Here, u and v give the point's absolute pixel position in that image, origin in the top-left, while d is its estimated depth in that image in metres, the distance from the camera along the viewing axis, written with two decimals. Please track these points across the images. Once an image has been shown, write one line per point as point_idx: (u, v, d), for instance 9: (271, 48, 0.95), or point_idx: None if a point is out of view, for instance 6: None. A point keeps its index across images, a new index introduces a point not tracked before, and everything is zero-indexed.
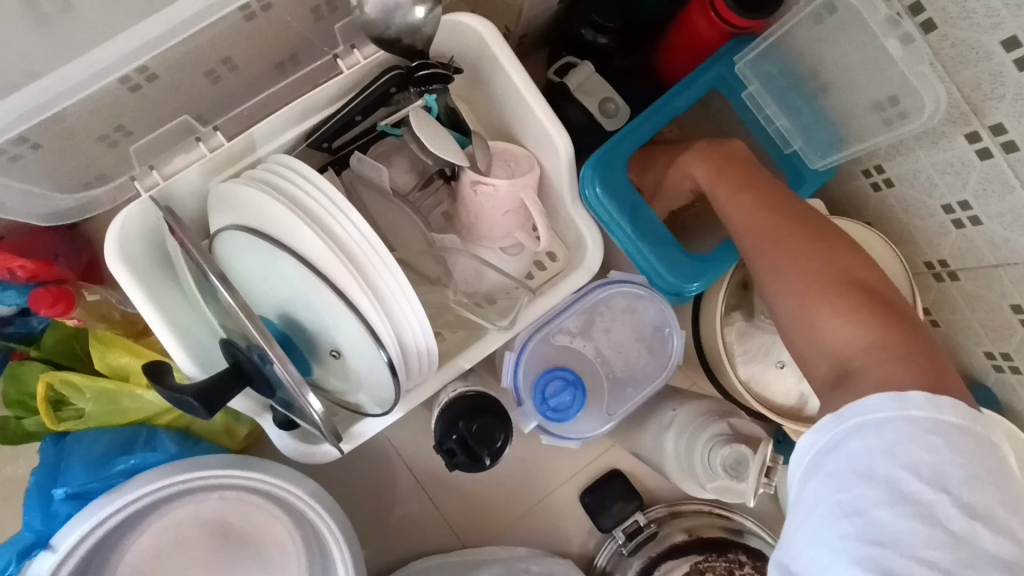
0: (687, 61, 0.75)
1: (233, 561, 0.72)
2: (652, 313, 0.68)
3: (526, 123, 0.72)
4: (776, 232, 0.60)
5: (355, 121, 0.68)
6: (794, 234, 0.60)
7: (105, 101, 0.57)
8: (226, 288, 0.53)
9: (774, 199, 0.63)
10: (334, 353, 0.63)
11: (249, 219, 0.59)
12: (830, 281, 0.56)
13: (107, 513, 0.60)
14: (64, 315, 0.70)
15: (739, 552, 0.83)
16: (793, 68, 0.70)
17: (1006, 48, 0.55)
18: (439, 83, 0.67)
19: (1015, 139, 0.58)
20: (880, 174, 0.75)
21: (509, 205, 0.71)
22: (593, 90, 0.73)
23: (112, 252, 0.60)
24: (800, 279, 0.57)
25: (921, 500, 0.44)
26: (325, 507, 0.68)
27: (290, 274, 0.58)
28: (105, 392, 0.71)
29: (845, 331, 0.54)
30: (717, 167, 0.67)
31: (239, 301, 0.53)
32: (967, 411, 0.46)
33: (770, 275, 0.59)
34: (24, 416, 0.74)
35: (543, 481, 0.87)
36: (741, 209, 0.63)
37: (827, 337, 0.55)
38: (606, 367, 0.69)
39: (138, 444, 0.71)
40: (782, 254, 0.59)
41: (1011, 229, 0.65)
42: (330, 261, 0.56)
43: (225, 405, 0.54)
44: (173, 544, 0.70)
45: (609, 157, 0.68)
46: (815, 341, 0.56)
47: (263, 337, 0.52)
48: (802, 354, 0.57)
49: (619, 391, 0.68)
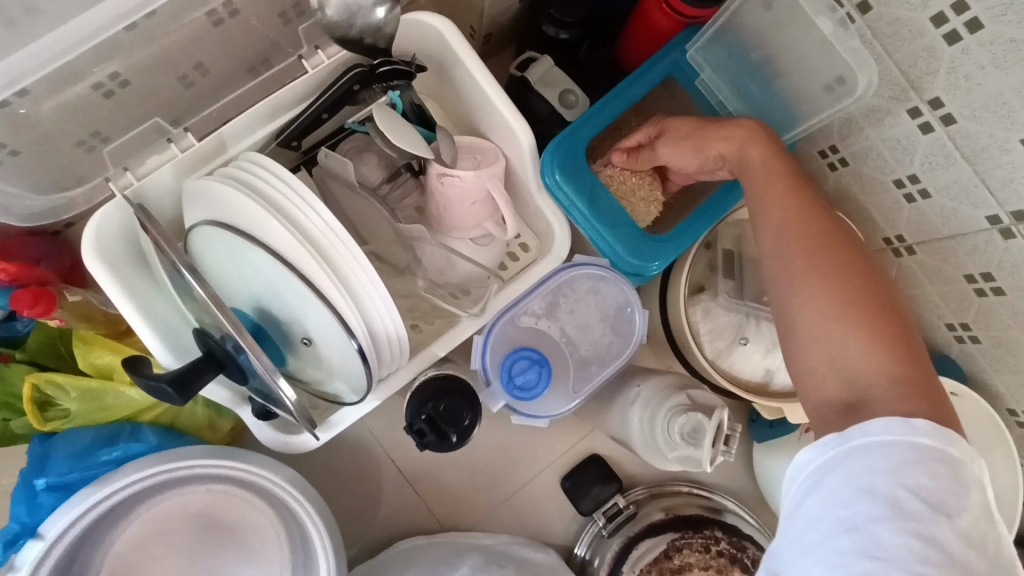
0: (645, 50, 0.78)
1: (216, 548, 0.74)
2: (616, 294, 0.70)
3: (489, 116, 0.74)
4: (817, 247, 0.58)
5: (321, 119, 0.71)
6: (822, 246, 0.58)
7: (78, 105, 0.60)
8: (198, 281, 0.55)
9: (801, 204, 0.61)
10: (306, 341, 0.65)
11: (218, 213, 0.61)
12: (867, 308, 0.54)
13: (94, 501, 0.62)
14: (45, 315, 0.70)
15: (715, 529, 0.86)
16: (744, 54, 0.72)
17: (935, 24, 0.57)
18: (401, 79, 0.69)
19: (952, 112, 0.61)
20: (835, 154, 0.78)
21: (476, 196, 0.73)
22: (554, 81, 0.76)
23: (90, 245, 0.63)
24: (828, 292, 0.55)
25: (922, 523, 0.46)
26: (306, 494, 0.70)
27: (260, 265, 0.60)
28: (89, 391, 0.73)
29: (860, 351, 0.53)
30: (755, 161, 0.63)
31: (211, 294, 0.55)
32: (967, 447, 0.49)
33: (789, 285, 0.57)
34: (11, 418, 0.75)
35: (524, 467, 0.89)
36: (777, 213, 0.61)
37: (847, 358, 0.53)
38: (572, 348, 0.71)
39: (122, 437, 0.73)
40: (820, 269, 0.57)
41: (957, 200, 0.67)
42: (297, 252, 0.58)
43: (198, 391, 0.56)
44: (155, 534, 0.72)
45: (568, 144, 0.70)
46: (834, 358, 0.54)
47: (234, 326, 0.54)
48: (811, 364, 0.55)
49: (584, 368, 0.70)
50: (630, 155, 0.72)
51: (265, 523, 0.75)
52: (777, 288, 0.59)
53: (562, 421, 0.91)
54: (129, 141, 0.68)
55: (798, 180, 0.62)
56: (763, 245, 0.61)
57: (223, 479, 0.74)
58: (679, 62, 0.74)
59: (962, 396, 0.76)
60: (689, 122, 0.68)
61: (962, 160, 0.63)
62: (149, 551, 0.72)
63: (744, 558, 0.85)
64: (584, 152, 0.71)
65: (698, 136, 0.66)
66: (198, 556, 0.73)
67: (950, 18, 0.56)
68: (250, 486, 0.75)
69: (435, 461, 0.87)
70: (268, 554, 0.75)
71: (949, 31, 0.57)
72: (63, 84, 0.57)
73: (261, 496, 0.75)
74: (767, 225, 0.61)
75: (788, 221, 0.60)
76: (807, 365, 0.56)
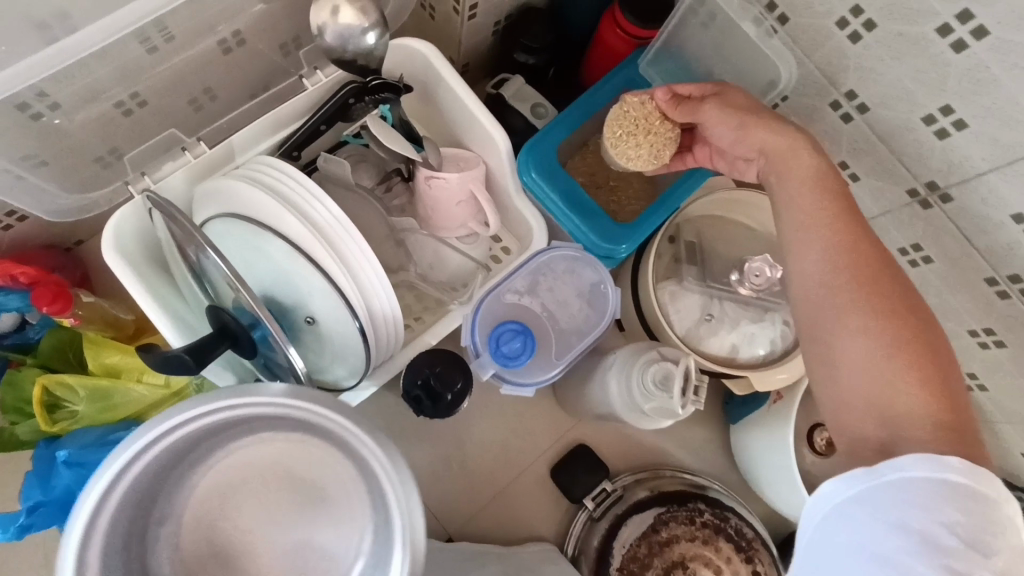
0: (603, 69, 0.89)
1: (297, 510, 0.66)
2: (589, 274, 0.77)
3: (469, 126, 0.84)
4: (863, 277, 0.57)
5: (320, 130, 0.79)
6: (871, 275, 0.58)
7: (102, 121, 0.68)
8: (223, 257, 0.58)
9: (842, 228, 0.60)
10: (309, 321, 0.70)
11: (231, 206, 0.68)
12: (907, 344, 0.55)
13: (114, 471, 0.54)
14: (61, 313, 0.75)
15: (698, 502, 0.90)
16: (690, 66, 0.83)
17: (840, 28, 0.69)
18: (390, 92, 0.78)
19: (866, 101, 0.71)
20: None
21: (460, 195, 0.81)
22: (525, 97, 0.86)
23: (110, 236, 0.68)
24: (867, 314, 0.56)
25: (954, 557, 0.46)
26: (365, 430, 0.58)
27: (271, 250, 0.66)
28: (97, 391, 0.77)
29: (905, 388, 0.53)
30: (802, 186, 0.63)
31: (235, 273, 0.59)
32: (1002, 488, 0.48)
33: (831, 306, 0.58)
34: (18, 422, 0.79)
35: (515, 460, 0.93)
36: (823, 245, 0.60)
37: (887, 395, 0.54)
38: (552, 321, 0.78)
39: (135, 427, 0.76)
40: (865, 301, 0.57)
41: (882, 179, 0.77)
42: (304, 235, 0.65)
43: (213, 360, 0.61)
44: (226, 489, 0.67)
45: (541, 146, 0.79)
46: (874, 390, 0.54)
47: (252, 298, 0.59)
48: (852, 390, 0.56)
49: (563, 339, 0.77)
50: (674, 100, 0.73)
51: (309, 459, 0.66)
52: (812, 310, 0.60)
53: (550, 415, 0.96)
54: (149, 148, 0.75)
55: (849, 208, 0.61)
56: (804, 270, 0.61)
57: (239, 424, 0.65)
58: (635, 77, 0.84)
59: None
60: (746, 98, 0.69)
61: (880, 143, 0.74)
62: (228, 509, 0.66)
63: (728, 528, 0.88)
64: (555, 152, 0.80)
65: (745, 123, 0.67)
66: (279, 516, 0.66)
67: (852, 21, 0.67)
68: (280, 422, 0.66)
69: (430, 457, 0.91)
70: (350, 512, 0.65)
71: (852, 32, 0.68)
72: (94, 97, 0.64)
73: (294, 428, 0.66)
74: (807, 253, 0.61)
75: (829, 255, 0.59)
76: (840, 381, 0.57)
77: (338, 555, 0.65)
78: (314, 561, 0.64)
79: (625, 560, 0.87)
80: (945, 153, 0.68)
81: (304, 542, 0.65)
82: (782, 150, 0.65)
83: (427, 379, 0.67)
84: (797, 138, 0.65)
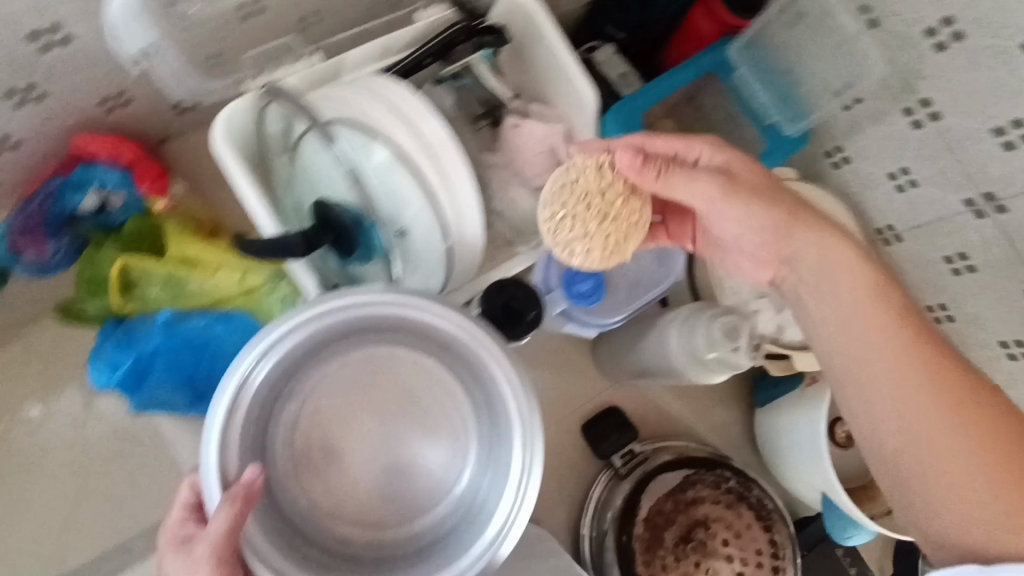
0: (688, 52, 0.93)
1: (409, 422, 0.68)
2: (659, 234, 0.81)
3: (556, 84, 0.88)
4: (918, 396, 0.57)
5: (424, 64, 0.81)
6: (931, 381, 0.57)
7: (223, 18, 0.71)
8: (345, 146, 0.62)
9: (915, 363, 0.58)
10: (397, 235, 0.72)
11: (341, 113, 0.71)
12: (977, 452, 0.55)
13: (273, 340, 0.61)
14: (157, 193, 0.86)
15: (724, 469, 0.89)
16: (774, 58, 0.88)
17: (927, 36, 0.74)
18: (494, 36, 0.82)
19: (941, 109, 0.76)
20: (839, 154, 0.93)
21: (542, 145, 0.84)
22: (612, 66, 0.91)
23: (221, 125, 0.72)
24: (944, 421, 0.56)
25: None
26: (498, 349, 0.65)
27: (374, 158, 0.69)
28: (172, 277, 0.81)
29: (981, 500, 0.54)
30: (846, 276, 0.62)
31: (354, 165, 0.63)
32: None
33: (900, 421, 0.58)
34: (89, 297, 0.82)
35: (550, 411, 0.98)
36: (859, 360, 0.60)
37: (955, 508, 0.55)
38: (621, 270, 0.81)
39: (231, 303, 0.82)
40: (928, 420, 0.56)
41: (941, 187, 0.82)
42: (412, 148, 0.69)
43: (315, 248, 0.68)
44: (352, 392, 0.68)
45: (627, 109, 0.86)
46: (944, 511, 0.56)
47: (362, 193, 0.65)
48: (922, 509, 0.57)
49: (631, 289, 0.81)
50: (637, 168, 0.67)
51: (433, 381, 0.69)
52: (875, 400, 0.59)
53: (587, 374, 1.00)
54: (263, 53, 0.79)
55: (908, 315, 0.60)
56: (847, 376, 0.61)
57: (382, 328, 0.67)
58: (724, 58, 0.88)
59: None
60: (716, 180, 0.66)
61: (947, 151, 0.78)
62: (347, 412, 0.68)
63: (752, 497, 0.88)
64: (638, 115, 0.86)
65: (795, 245, 0.64)
66: (391, 426, 0.68)
67: (941, 31, 0.72)
68: (422, 339, 0.69)
69: None
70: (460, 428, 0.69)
71: (938, 41, 0.73)
72: None
73: (429, 346, 0.69)
74: (842, 365, 0.61)
75: (882, 356, 0.59)
76: (918, 476, 0.57)
77: (438, 476, 0.68)
78: (416, 477, 0.68)
79: (649, 511, 0.86)
80: (1009, 166, 0.73)
81: (411, 458, 0.68)
82: (838, 321, 0.62)
83: (509, 300, 0.71)
84: (835, 237, 0.64)
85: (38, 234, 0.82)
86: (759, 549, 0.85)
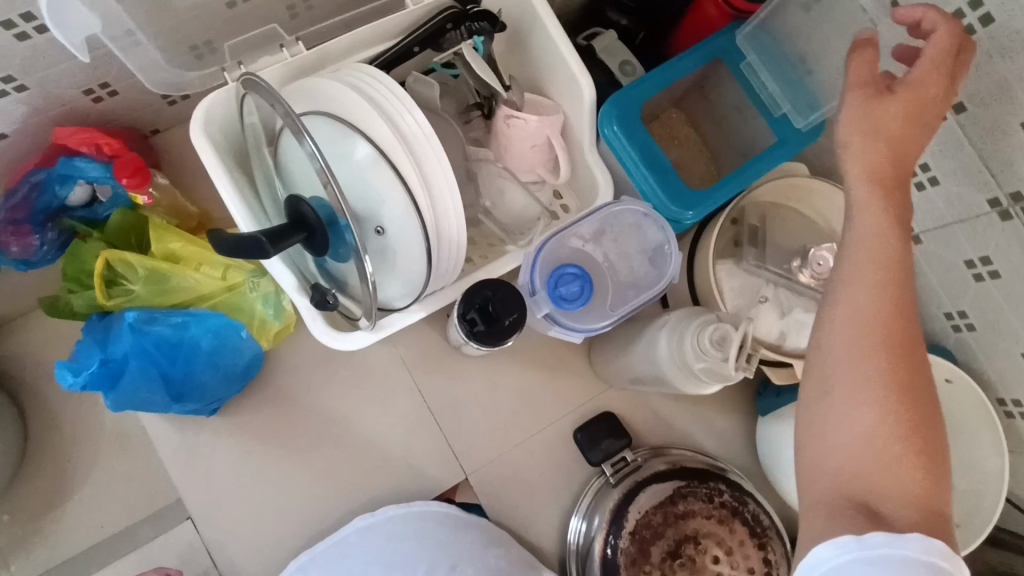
0: (694, 40, 0.88)
1: None
2: (653, 234, 0.73)
3: (557, 74, 0.81)
4: (865, 390, 0.51)
5: (412, 52, 0.77)
6: (864, 380, 0.51)
7: (188, 23, 0.66)
8: (364, 141, 0.65)
9: (870, 406, 0.51)
10: (378, 230, 0.69)
11: (329, 109, 0.67)
12: (868, 379, 0.51)
13: None
14: (139, 188, 0.79)
15: (719, 482, 0.87)
16: (784, 47, 0.78)
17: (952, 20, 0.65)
18: (485, 22, 0.78)
19: (964, 100, 0.68)
20: (925, 172, 0.77)
21: (537, 139, 0.80)
22: (615, 52, 0.86)
23: (203, 111, 0.70)
24: (875, 392, 0.51)
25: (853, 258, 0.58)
26: None
27: (359, 159, 0.66)
28: (155, 272, 0.79)
29: (848, 317, 0.53)
30: (877, 331, 0.52)
31: (371, 151, 0.65)
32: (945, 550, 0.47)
33: (856, 452, 0.51)
34: (75, 293, 0.82)
35: (543, 412, 0.95)
36: (854, 374, 0.52)
37: (839, 431, 0.52)
38: (612, 272, 0.74)
39: (192, 316, 0.80)
40: (845, 419, 0.52)
41: (962, 185, 0.74)
42: (397, 152, 0.65)
43: (287, 244, 0.62)
44: None
45: (626, 101, 0.78)
46: (829, 425, 0.53)
47: (389, 176, 0.65)
48: (831, 376, 0.53)
49: (621, 292, 0.74)
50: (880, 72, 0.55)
51: None
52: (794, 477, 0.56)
53: (581, 375, 0.96)
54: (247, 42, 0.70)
55: (909, 359, 0.52)
56: (849, 384, 0.52)
57: None
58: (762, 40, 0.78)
59: (955, 381, 0.80)
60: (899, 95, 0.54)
61: (983, 169, 0.71)
62: None
63: (745, 512, 0.86)
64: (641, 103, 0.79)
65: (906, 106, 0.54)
66: None
67: (976, 29, 0.64)
68: None
69: (458, 395, 0.93)
70: None
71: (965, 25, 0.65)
72: (184, 12, 0.64)
73: None
74: (858, 365, 0.52)
75: (853, 378, 0.52)
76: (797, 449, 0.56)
77: None
78: None
79: (637, 524, 0.84)
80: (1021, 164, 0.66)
81: None
82: (877, 226, 0.54)
83: (485, 303, 0.67)
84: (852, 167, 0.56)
85: (23, 229, 0.79)
86: (750, 566, 0.84)
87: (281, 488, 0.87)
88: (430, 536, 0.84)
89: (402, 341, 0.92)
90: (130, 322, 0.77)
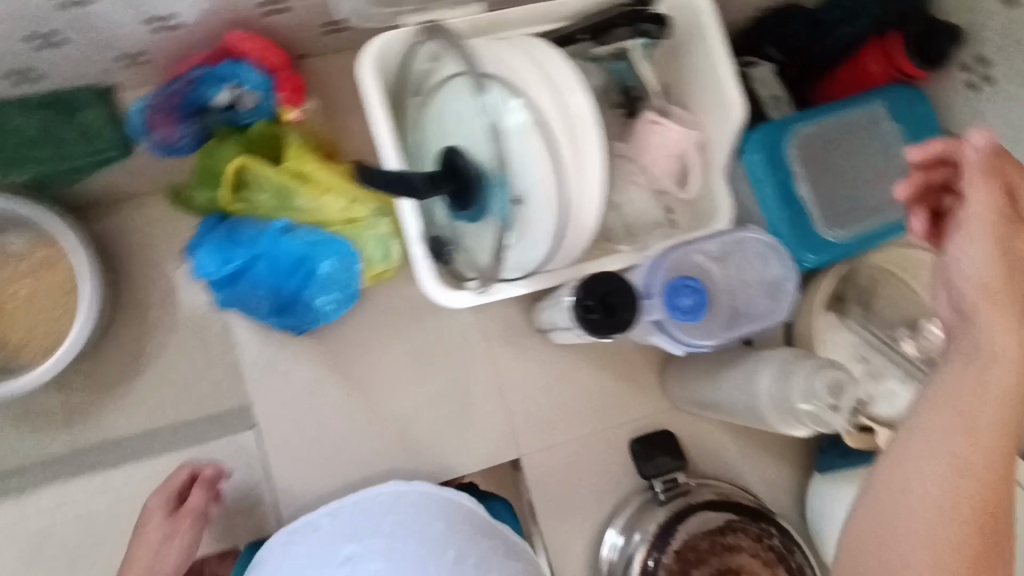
0: (846, 91, 0.87)
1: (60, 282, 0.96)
2: (774, 268, 0.74)
3: (708, 94, 0.81)
4: (958, 501, 0.46)
5: (576, 39, 0.77)
6: (940, 471, 0.47)
7: None
8: (529, 107, 0.65)
9: (957, 520, 0.46)
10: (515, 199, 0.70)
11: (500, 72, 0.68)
12: (973, 483, 0.46)
13: None
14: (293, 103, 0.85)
15: (770, 525, 0.87)
16: None
17: None
18: (654, 24, 0.77)
19: None
20: None
21: (674, 149, 0.81)
22: (768, 85, 0.86)
23: (377, 47, 0.71)
24: (944, 483, 0.47)
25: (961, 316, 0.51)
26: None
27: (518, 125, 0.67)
28: (284, 188, 0.82)
29: (996, 408, 0.47)
30: (959, 392, 0.48)
31: (533, 120, 0.66)
32: None
33: (901, 555, 0.48)
34: (200, 190, 0.84)
35: (604, 416, 0.95)
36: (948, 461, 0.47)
37: (908, 521, 0.48)
38: (728, 296, 0.73)
39: (323, 240, 0.80)
40: (907, 471, 0.48)
41: None
42: (557, 127, 0.66)
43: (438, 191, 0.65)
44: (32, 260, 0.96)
45: (775, 133, 0.78)
46: (902, 510, 0.48)
47: (544, 148, 0.66)
48: (909, 460, 0.48)
49: (732, 319, 0.73)
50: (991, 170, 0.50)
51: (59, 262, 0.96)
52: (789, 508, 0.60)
53: (648, 389, 0.97)
54: None
55: (969, 430, 0.47)
56: (942, 482, 0.47)
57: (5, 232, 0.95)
58: (920, 112, 0.81)
59: None
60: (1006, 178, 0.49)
61: None
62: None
63: (790, 560, 0.86)
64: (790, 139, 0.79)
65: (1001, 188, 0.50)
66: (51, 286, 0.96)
67: None
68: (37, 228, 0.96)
69: (528, 378, 0.94)
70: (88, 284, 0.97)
71: None
72: None
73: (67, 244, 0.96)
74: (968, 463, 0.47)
75: (929, 474, 0.47)
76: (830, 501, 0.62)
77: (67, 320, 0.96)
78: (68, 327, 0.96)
79: (682, 544, 0.84)
80: None
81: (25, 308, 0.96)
82: (987, 285, 0.49)
83: (606, 295, 0.67)
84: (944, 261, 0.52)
85: (173, 115, 0.83)
86: None
87: (341, 422, 0.89)
88: (458, 533, 0.80)
89: (487, 312, 0.94)
90: (274, 229, 0.80)
